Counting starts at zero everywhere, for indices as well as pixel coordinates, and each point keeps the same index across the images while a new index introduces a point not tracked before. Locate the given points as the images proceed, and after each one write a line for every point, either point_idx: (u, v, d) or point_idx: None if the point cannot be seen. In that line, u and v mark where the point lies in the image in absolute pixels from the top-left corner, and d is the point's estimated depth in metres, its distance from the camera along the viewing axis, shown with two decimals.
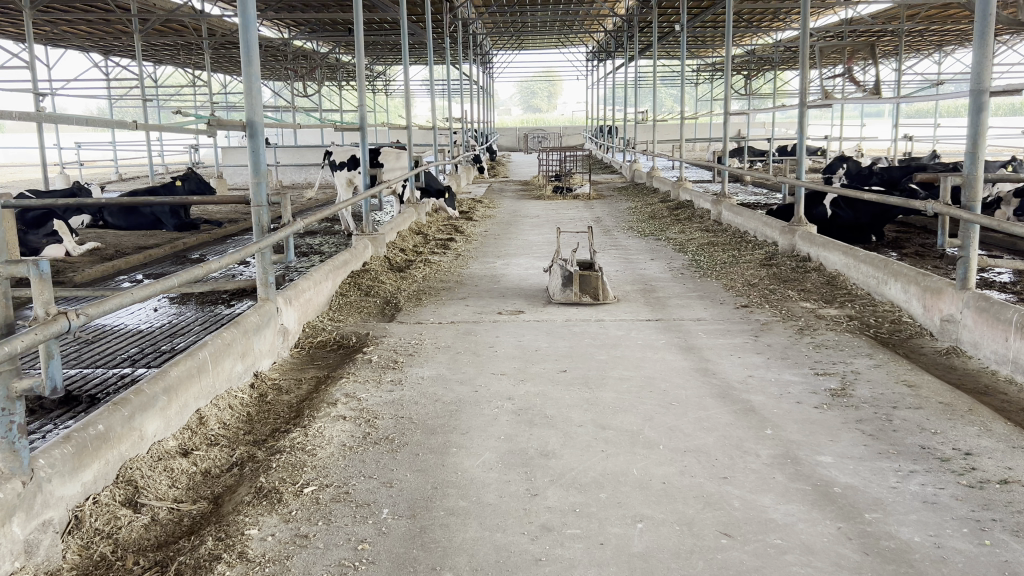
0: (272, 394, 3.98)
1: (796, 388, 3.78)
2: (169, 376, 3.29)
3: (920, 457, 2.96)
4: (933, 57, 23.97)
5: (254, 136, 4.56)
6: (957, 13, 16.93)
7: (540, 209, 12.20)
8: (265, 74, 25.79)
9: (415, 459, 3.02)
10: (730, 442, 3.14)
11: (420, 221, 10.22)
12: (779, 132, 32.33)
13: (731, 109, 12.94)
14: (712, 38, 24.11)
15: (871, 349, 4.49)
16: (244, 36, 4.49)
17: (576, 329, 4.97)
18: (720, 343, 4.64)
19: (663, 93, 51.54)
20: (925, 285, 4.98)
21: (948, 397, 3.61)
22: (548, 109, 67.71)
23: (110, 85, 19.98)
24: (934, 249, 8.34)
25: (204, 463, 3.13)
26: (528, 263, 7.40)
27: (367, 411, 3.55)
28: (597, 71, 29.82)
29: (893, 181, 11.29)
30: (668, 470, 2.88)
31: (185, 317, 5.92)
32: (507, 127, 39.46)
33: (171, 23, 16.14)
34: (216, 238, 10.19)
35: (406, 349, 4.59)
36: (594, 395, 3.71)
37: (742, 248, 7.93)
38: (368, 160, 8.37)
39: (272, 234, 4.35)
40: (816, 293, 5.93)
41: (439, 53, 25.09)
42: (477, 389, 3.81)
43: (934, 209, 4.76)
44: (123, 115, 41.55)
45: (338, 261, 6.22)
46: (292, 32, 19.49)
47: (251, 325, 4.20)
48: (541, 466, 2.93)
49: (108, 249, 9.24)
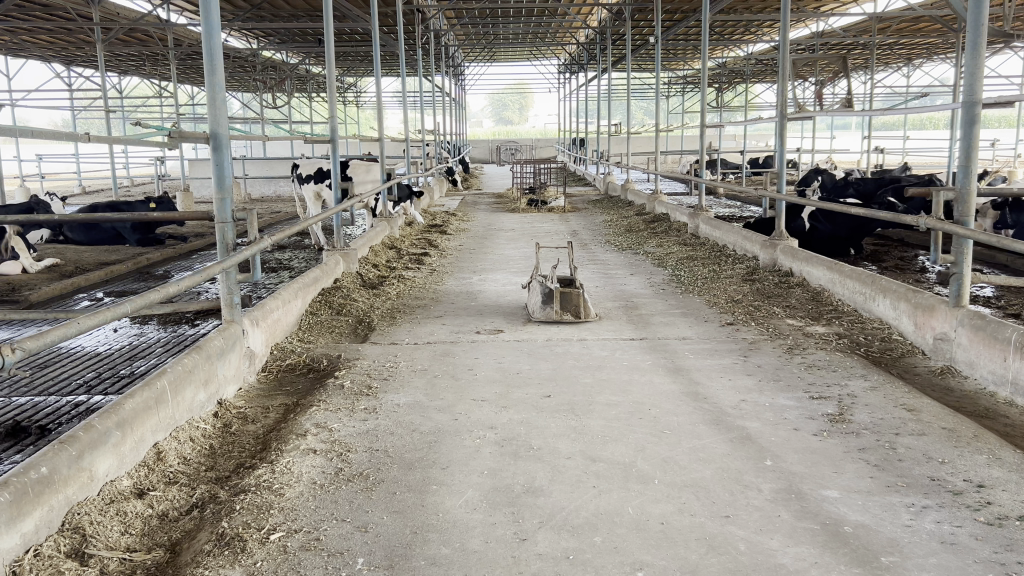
0: (236, 424, 3.73)
1: (793, 413, 3.60)
2: (123, 409, 3.04)
3: (932, 491, 2.78)
4: (903, 70, 24.22)
5: (218, 149, 4.32)
6: (928, 27, 17.04)
7: (514, 222, 12.03)
8: (234, 85, 25.47)
9: (393, 499, 2.79)
10: (728, 475, 2.94)
11: (393, 234, 9.97)
12: (751, 145, 32.48)
13: (707, 122, 12.80)
14: (684, 51, 24.19)
15: (865, 369, 4.32)
16: (207, 43, 4.27)
17: (559, 350, 4.77)
18: (708, 364, 4.46)
19: (634, 104, 51.80)
20: (916, 301, 4.84)
21: (951, 422, 3.45)
22: (520, 121, 67.76)
23: (73, 97, 19.55)
24: (914, 263, 8.25)
25: (161, 504, 2.86)
26: (505, 279, 7.19)
27: (339, 443, 3.32)
28: (569, 83, 29.86)
29: (868, 194, 11.23)
30: (666, 509, 2.68)
31: (147, 338, 5.64)
32: (479, 141, 39.35)
33: (136, 31, 15.85)
34: (182, 253, 9.89)
35: (380, 373, 4.36)
36: (581, 422, 3.50)
37: (722, 263, 7.78)
38: (339, 172, 8.05)
39: (238, 253, 4.12)
40: (802, 309, 5.79)
41: (411, 66, 24.93)
42: (458, 417, 3.60)
43: (926, 224, 4.60)
44: (86, 128, 40.91)
45: (308, 278, 5.96)
46: (261, 43, 19.17)
47: (215, 349, 3.95)
48: (529, 505, 2.71)
49: (67, 266, 8.92)
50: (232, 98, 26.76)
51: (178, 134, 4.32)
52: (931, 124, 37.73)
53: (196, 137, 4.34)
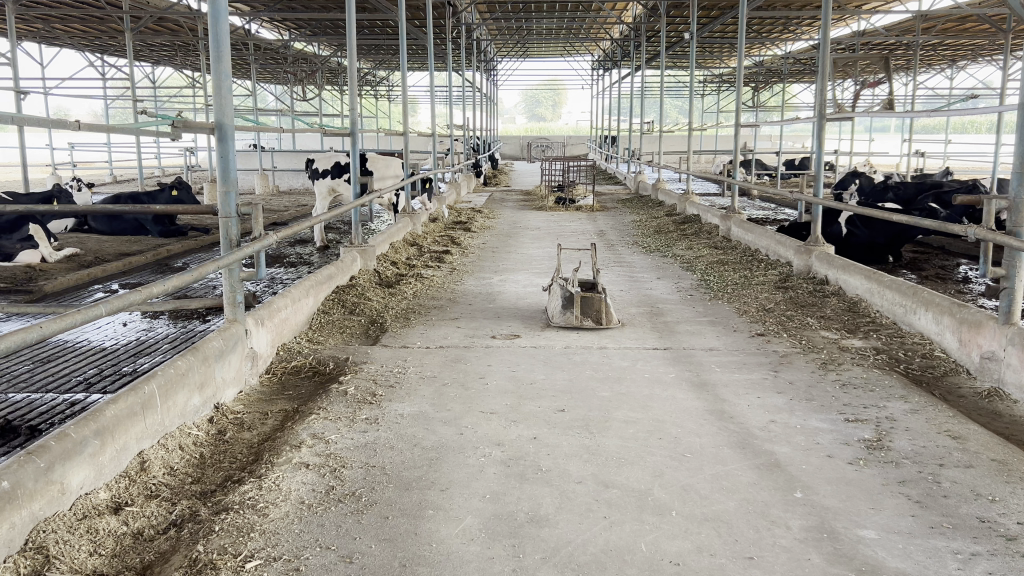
0: (231, 431, 3.51)
1: (826, 438, 3.32)
2: (102, 416, 2.82)
3: (981, 535, 2.50)
4: (947, 72, 23.56)
5: (224, 140, 4.10)
6: (975, 26, 16.45)
7: (541, 221, 11.74)
8: (266, 76, 25.42)
9: (384, 525, 2.56)
10: (755, 508, 2.68)
11: (415, 231, 9.75)
12: (786, 146, 32.00)
13: (742, 121, 12.19)
14: (720, 49, 23.74)
15: (905, 390, 4.01)
16: (214, 29, 4.02)
17: (577, 358, 4.52)
18: (735, 378, 4.19)
19: (668, 102, 51.30)
20: (962, 317, 4.53)
21: (1001, 454, 3.15)
22: (553, 118, 67.43)
23: (105, 85, 19.51)
24: (956, 272, 7.89)
25: (137, 522, 2.64)
26: (527, 281, 6.93)
27: (334, 457, 3.11)
28: (603, 80, 29.48)
29: (908, 199, 10.88)
30: (683, 546, 2.42)
31: (155, 334, 5.47)
32: (510, 137, 39.12)
33: (167, 21, 15.74)
34: (202, 245, 9.76)
35: (387, 378, 4.14)
36: (595, 442, 3.25)
37: (754, 268, 7.46)
38: (358, 167, 7.77)
39: (242, 249, 3.90)
40: (837, 320, 5.48)
41: (443, 60, 24.72)
42: (464, 432, 3.36)
43: (974, 234, 4.27)
44: (119, 117, 40.97)
45: (321, 276, 5.75)
46: (292, 35, 19.07)
47: (213, 350, 3.74)
48: (532, 537, 2.47)
49: (87, 255, 8.81)
50: (264, 89, 26.72)
51: (183, 123, 4.09)
52: (972, 128, 36.94)
53: (201, 127, 4.12)
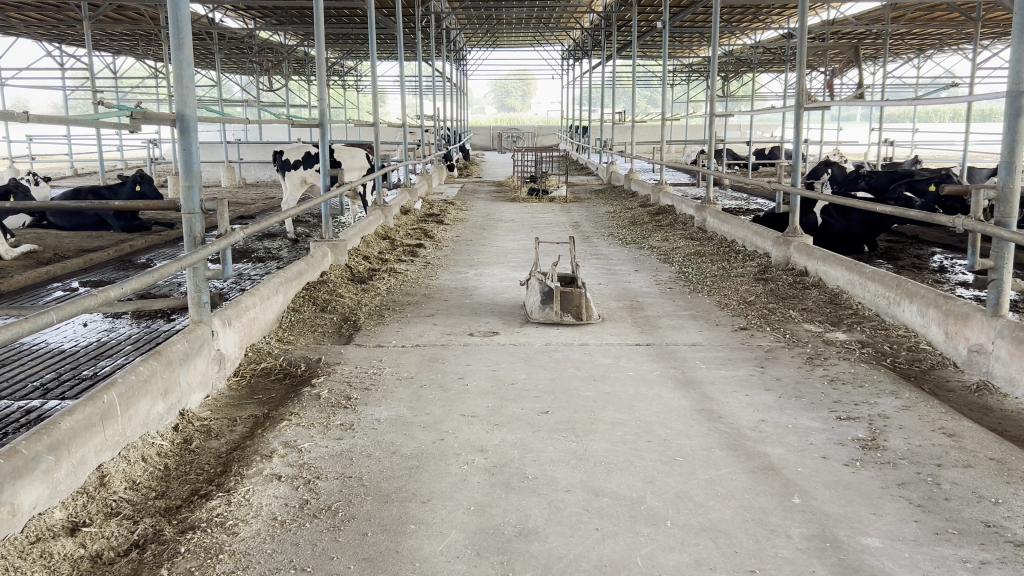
0: (198, 440, 3.33)
1: (819, 437, 3.22)
2: (57, 429, 2.62)
3: (988, 541, 2.40)
4: (913, 62, 23.72)
5: (186, 132, 3.90)
6: (943, 16, 16.56)
7: (515, 213, 11.58)
8: (230, 67, 24.92)
9: (364, 542, 2.41)
10: (751, 516, 2.56)
11: (387, 224, 9.55)
12: (755, 136, 32.15)
13: (715, 111, 12.14)
14: (690, 39, 23.71)
15: (895, 385, 3.91)
16: (173, 14, 3.80)
17: (558, 356, 4.37)
18: (721, 374, 4.08)
19: (638, 91, 51.29)
20: (948, 308, 4.45)
21: (999, 452, 3.05)
22: (522, 108, 67.19)
23: (64, 76, 18.97)
24: (932, 262, 7.86)
25: (95, 543, 2.45)
26: (503, 275, 6.78)
27: (308, 467, 2.94)
28: (574, 69, 29.34)
29: (880, 188, 10.90)
30: (681, 559, 2.30)
31: (117, 335, 5.25)
32: (480, 128, 38.87)
33: (127, 9, 15.28)
34: (167, 240, 9.49)
35: (362, 381, 3.96)
36: (582, 446, 3.11)
37: (732, 260, 7.36)
38: (328, 158, 7.53)
39: (207, 246, 3.71)
40: (819, 312, 5.40)
41: (411, 49, 24.39)
42: (445, 437, 3.20)
43: (961, 224, 4.18)
44: (80, 109, 40.01)
45: (291, 273, 5.55)
46: (258, 24, 18.71)
47: (177, 354, 3.54)
48: (521, 553, 2.33)
49: (46, 252, 8.49)
50: (229, 80, 26.22)
51: (141, 114, 3.87)
52: (937, 117, 37.46)
53: (161, 117, 3.90)
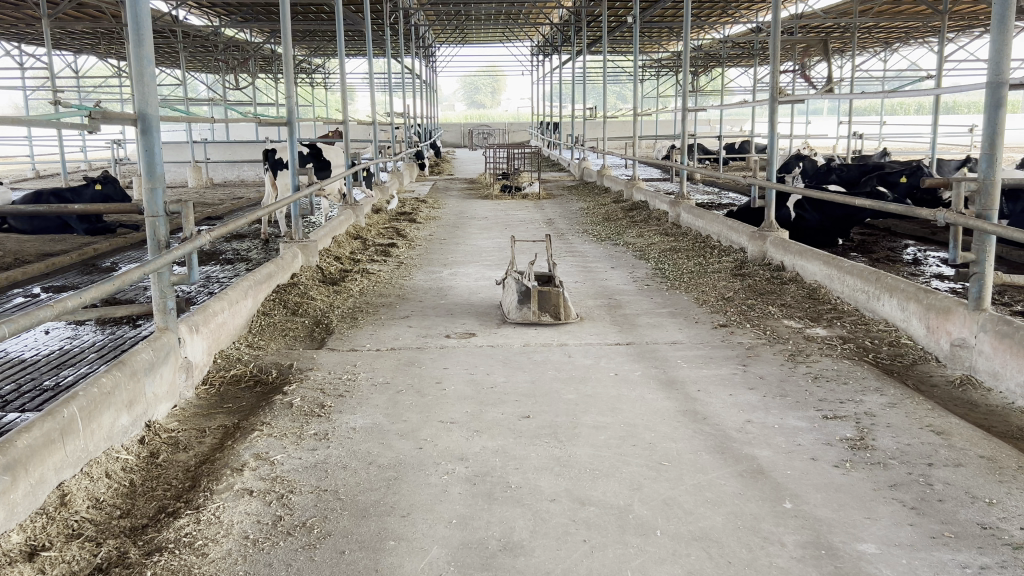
0: (165, 453, 3.20)
1: (808, 438, 3.15)
2: (13, 447, 2.46)
3: (986, 544, 2.34)
4: (880, 54, 23.96)
5: (148, 132, 3.74)
6: (909, 8, 16.69)
7: (487, 210, 11.45)
8: (195, 65, 24.52)
9: (341, 561, 2.29)
10: (743, 523, 2.48)
11: (359, 223, 9.40)
12: (725, 130, 32.33)
13: (687, 105, 12.13)
14: (659, 33, 23.76)
15: (880, 382, 3.86)
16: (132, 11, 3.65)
17: (537, 358, 4.28)
18: (703, 374, 4.00)
19: (609, 87, 51.45)
20: (930, 302, 4.40)
21: (989, 450, 3.00)
22: (492, 105, 67.15)
23: (23, 75, 18.43)
24: (905, 254, 7.86)
25: (55, 568, 2.31)
26: (477, 274, 6.66)
27: (281, 481, 2.81)
28: (542, 65, 29.28)
29: (851, 181, 10.91)
30: (673, 571, 2.21)
31: (80, 342, 5.07)
32: (451, 125, 38.70)
33: (89, 6, 14.90)
34: (133, 244, 9.26)
35: (336, 387, 3.83)
36: (566, 452, 3.02)
37: (708, 255, 7.30)
38: (296, 157, 7.36)
39: (172, 251, 3.56)
40: (798, 308, 5.35)
41: (380, 45, 24.17)
42: (423, 446, 3.09)
43: (944, 217, 4.09)
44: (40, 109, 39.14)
45: (261, 276, 5.40)
46: (223, 21, 18.41)
47: (142, 363, 3.39)
48: (505, 569, 2.23)
49: (5, 257, 8.21)
50: (195, 79, 25.79)
51: (100, 114, 3.71)
52: (903, 110, 38.02)
53: (121, 117, 3.74)
